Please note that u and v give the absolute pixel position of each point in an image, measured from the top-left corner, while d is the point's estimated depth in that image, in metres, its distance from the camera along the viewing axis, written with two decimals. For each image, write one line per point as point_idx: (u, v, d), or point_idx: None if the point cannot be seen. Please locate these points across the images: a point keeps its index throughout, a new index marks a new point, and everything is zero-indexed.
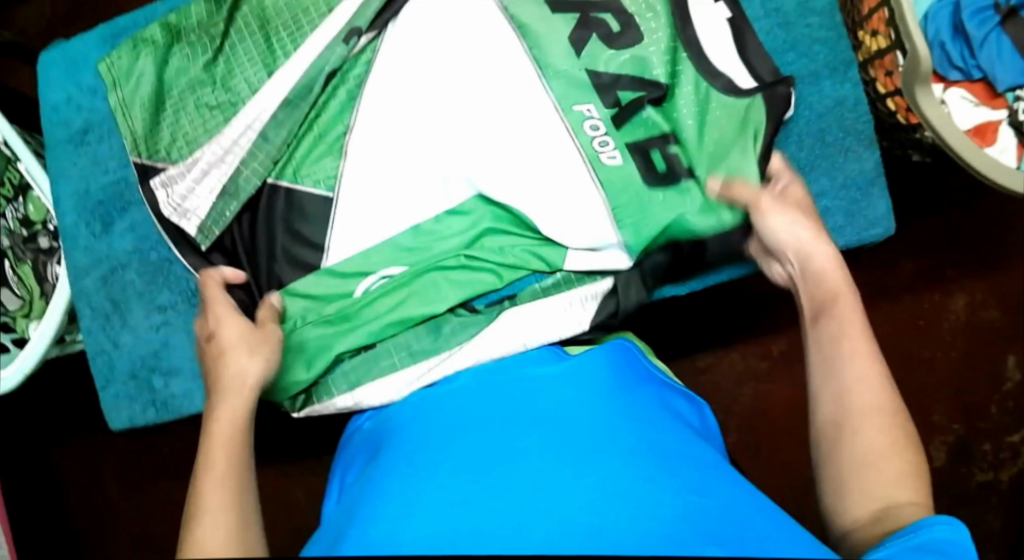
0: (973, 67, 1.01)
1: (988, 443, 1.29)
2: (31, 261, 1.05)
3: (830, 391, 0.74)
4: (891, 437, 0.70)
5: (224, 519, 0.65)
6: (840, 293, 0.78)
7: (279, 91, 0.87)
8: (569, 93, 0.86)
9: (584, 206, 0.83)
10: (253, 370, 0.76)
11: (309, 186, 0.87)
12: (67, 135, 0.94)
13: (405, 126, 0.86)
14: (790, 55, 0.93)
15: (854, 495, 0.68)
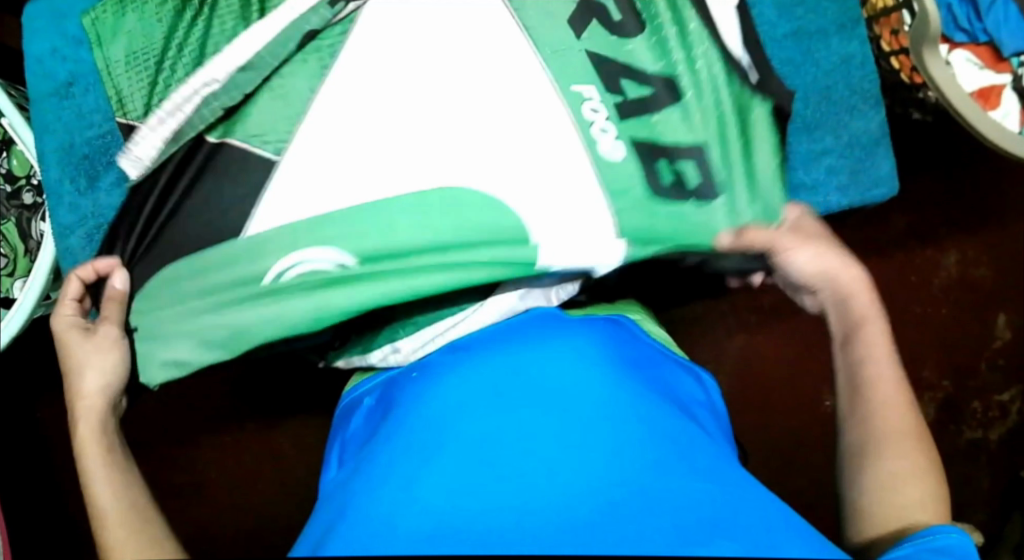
0: (979, 30, 0.99)
1: (977, 400, 1.31)
2: (14, 217, 1.02)
3: (858, 413, 0.79)
4: (914, 459, 0.75)
5: (120, 525, 0.73)
6: (869, 313, 0.83)
7: (247, 49, 0.81)
8: (569, 72, 0.81)
9: (575, 194, 0.79)
10: (92, 375, 0.81)
11: (256, 146, 0.81)
12: (52, 89, 0.90)
13: (375, 89, 0.80)
14: (799, 9, 0.90)
15: (876, 512, 0.73)
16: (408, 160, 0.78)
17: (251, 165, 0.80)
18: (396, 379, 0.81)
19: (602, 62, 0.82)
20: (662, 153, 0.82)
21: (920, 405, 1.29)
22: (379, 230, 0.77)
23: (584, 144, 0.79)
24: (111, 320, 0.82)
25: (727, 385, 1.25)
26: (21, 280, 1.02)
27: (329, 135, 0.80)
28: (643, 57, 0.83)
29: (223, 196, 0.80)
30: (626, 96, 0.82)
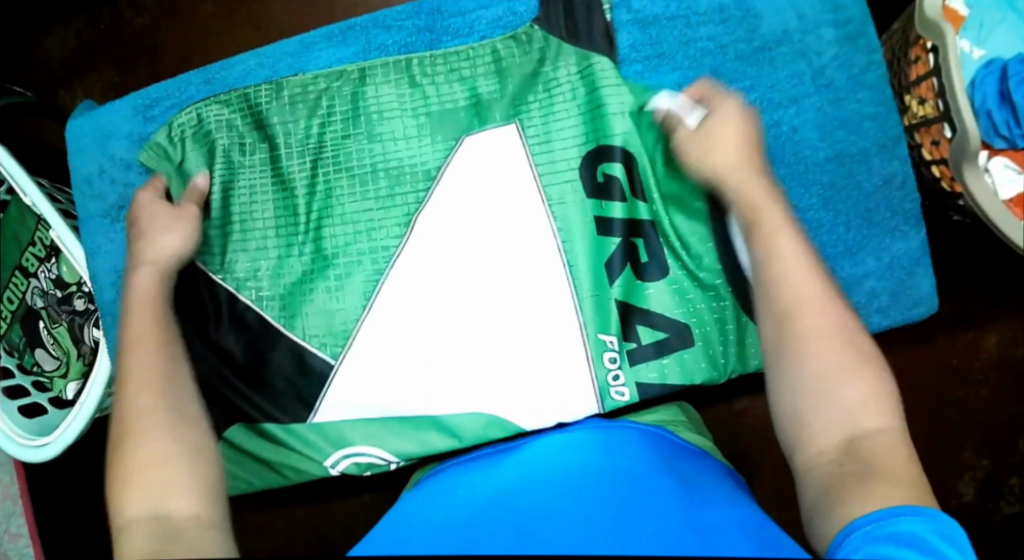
0: (1017, 136, 0.97)
1: (1016, 477, 1.28)
2: (66, 323, 1.05)
3: (774, 308, 0.75)
4: (843, 354, 0.72)
5: (158, 420, 0.72)
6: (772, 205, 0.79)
7: (314, 237, 0.90)
8: (598, 320, 0.88)
9: (561, 390, 0.87)
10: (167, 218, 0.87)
11: (315, 347, 0.89)
12: (102, 210, 0.93)
13: (426, 298, 0.88)
14: (841, 133, 0.91)
15: (818, 427, 0.70)
16: (444, 357, 0.88)
17: (308, 367, 0.89)
18: (421, 492, 0.80)
19: (629, 305, 0.89)
20: (658, 389, 0.89)
21: (958, 484, 1.28)
22: (417, 436, 0.88)
23: (597, 379, 0.88)
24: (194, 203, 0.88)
25: (769, 470, 1.21)
26: (75, 383, 1.04)
27: (387, 342, 0.88)
28: (662, 301, 0.89)
29: (264, 378, 0.90)
30: (641, 341, 0.89)
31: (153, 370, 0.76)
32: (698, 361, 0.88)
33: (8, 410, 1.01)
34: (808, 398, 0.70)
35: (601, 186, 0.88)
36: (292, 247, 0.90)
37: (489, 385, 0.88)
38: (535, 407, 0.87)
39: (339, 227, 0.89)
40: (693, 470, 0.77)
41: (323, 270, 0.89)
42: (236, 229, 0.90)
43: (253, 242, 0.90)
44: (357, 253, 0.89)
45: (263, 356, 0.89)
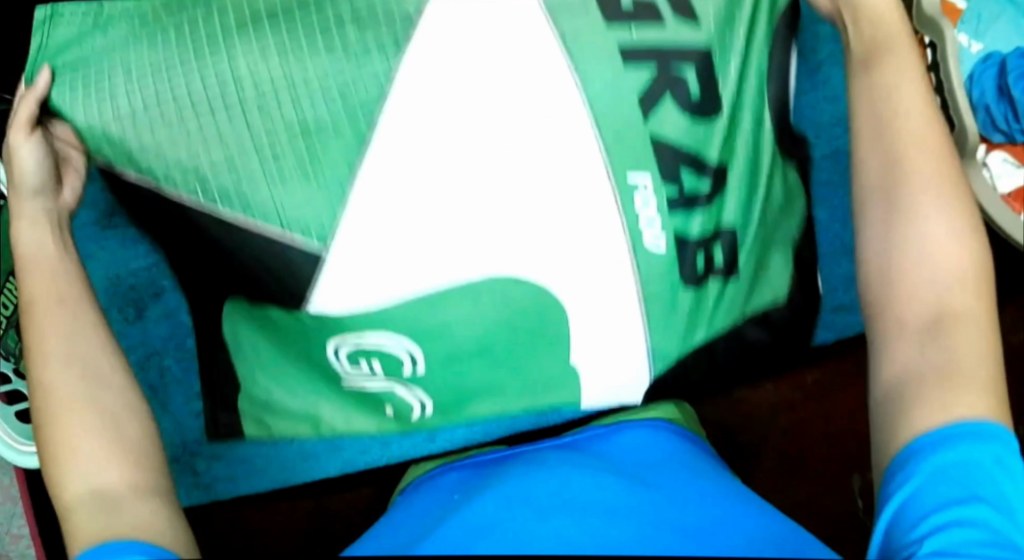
0: (1017, 131, 0.98)
1: None
2: None
3: (880, 154, 0.71)
4: (966, 230, 0.66)
5: (72, 388, 0.68)
6: (912, 82, 0.73)
7: (265, 106, 0.77)
8: (630, 158, 0.79)
9: (609, 279, 0.80)
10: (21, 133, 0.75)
11: (298, 236, 0.78)
12: (91, 218, 0.95)
13: (416, 167, 0.76)
14: None
15: (905, 288, 0.66)
16: (450, 232, 0.77)
17: (293, 256, 0.78)
18: (428, 480, 0.83)
19: (665, 145, 0.80)
20: (698, 241, 0.82)
21: None
22: (437, 317, 0.80)
23: (628, 230, 0.80)
24: (61, 124, 0.78)
25: (769, 459, 1.19)
26: None
27: (380, 219, 0.77)
28: (704, 141, 0.81)
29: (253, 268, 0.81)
30: (682, 187, 0.81)
31: (66, 322, 0.71)
32: (730, 202, 0.84)
33: (7, 416, 1.01)
34: (901, 249, 0.67)
35: (623, 13, 0.78)
36: (241, 127, 0.77)
37: (515, 257, 0.79)
38: (574, 289, 0.80)
39: (298, 110, 0.77)
40: (689, 456, 0.79)
41: (284, 151, 0.77)
42: (161, 116, 0.77)
43: (189, 126, 0.77)
44: (319, 125, 0.77)
45: (242, 229, 0.79)
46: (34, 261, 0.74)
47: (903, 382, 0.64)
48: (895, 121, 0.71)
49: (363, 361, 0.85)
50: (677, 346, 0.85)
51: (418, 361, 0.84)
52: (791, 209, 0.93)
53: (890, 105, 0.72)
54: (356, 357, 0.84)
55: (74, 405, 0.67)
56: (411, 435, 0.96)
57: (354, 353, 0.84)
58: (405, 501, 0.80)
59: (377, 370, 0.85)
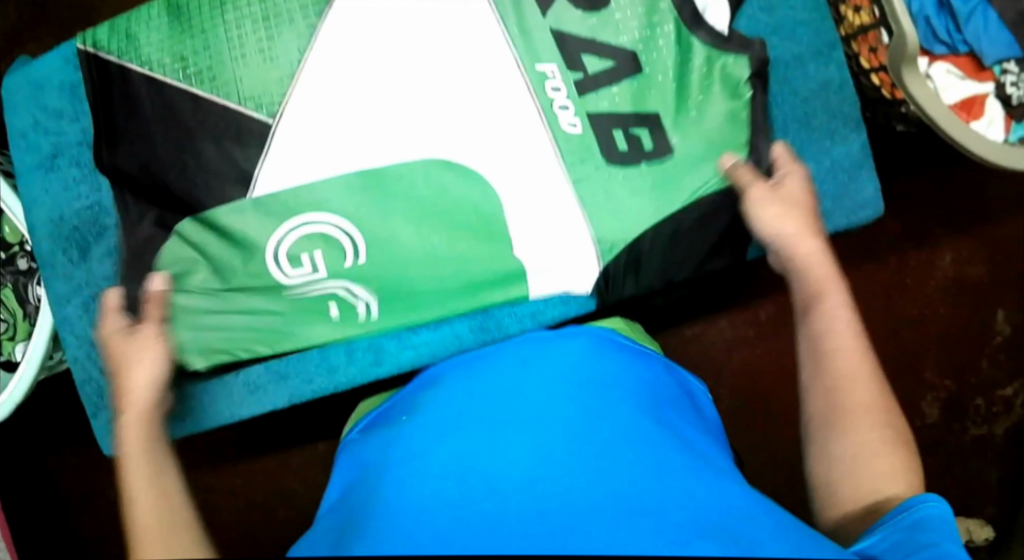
0: (959, 41, 0.98)
1: (981, 398, 1.33)
2: (11, 284, 1.03)
3: (818, 387, 0.79)
4: (898, 478, 0.73)
5: (151, 507, 0.69)
6: (846, 337, 0.79)
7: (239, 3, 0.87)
8: (535, 50, 0.88)
9: (537, 164, 0.88)
10: (147, 377, 0.79)
11: (252, 110, 0.86)
12: (36, 160, 0.90)
13: (354, 76, 0.87)
14: (774, 39, 0.92)
15: (846, 491, 0.74)
16: (384, 128, 0.87)
17: (246, 130, 0.86)
18: (388, 411, 0.88)
19: (568, 38, 0.89)
20: (615, 121, 0.88)
21: (924, 404, 1.32)
22: (374, 209, 0.87)
23: (544, 112, 0.88)
24: (152, 325, 0.82)
25: (727, 396, 1.27)
26: (23, 344, 1.02)
27: (319, 112, 0.86)
28: (604, 32, 0.89)
29: (204, 155, 0.86)
30: (588, 72, 0.89)
31: (143, 443, 0.74)
32: (648, 89, 0.89)
33: None
34: (839, 469, 0.75)
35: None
36: (217, 18, 0.87)
37: (440, 144, 0.87)
38: (506, 173, 0.87)
39: (263, 4, 0.87)
40: (637, 376, 0.84)
41: (252, 35, 0.87)
42: (161, 14, 0.88)
43: (173, 21, 0.88)
44: (284, 12, 0.87)
45: (202, 106, 0.86)
46: (132, 402, 0.77)
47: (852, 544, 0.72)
48: (835, 391, 0.78)
49: (303, 257, 0.87)
50: (623, 229, 0.88)
51: (359, 251, 0.87)
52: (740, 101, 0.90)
53: (832, 374, 0.78)
54: (295, 254, 0.87)
55: (155, 526, 0.67)
56: (359, 356, 0.92)
57: (296, 250, 0.87)
58: (361, 446, 0.85)
59: (320, 266, 0.88)
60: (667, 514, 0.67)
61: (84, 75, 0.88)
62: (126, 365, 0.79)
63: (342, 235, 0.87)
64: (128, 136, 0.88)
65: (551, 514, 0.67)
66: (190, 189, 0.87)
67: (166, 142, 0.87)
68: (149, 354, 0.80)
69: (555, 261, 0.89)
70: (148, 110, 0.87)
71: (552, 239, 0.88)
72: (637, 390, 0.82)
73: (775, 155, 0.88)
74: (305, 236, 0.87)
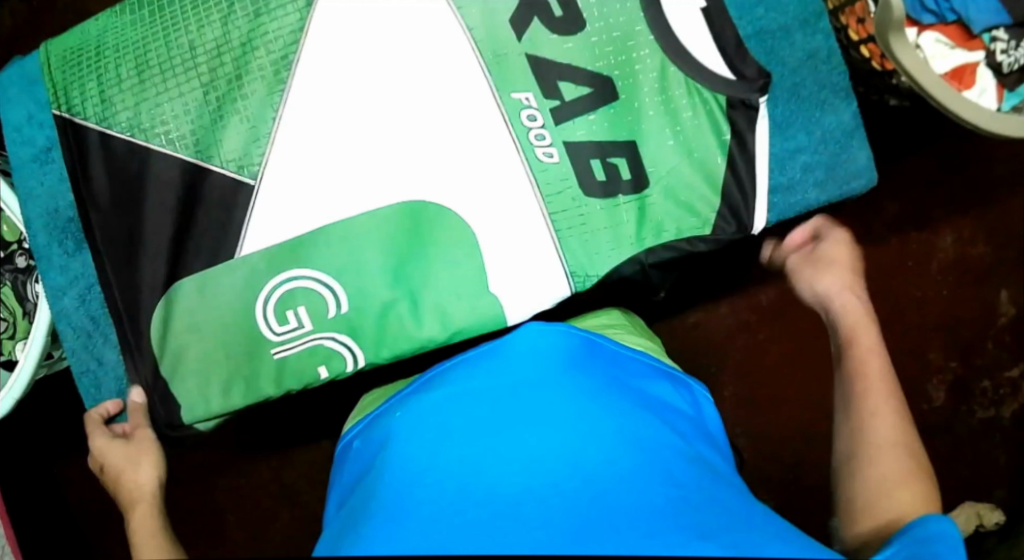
0: (946, 10, 0.98)
1: (987, 379, 1.30)
2: (10, 282, 1.03)
3: (848, 427, 0.81)
4: (910, 490, 0.75)
5: None
6: (876, 387, 0.82)
7: (210, 66, 0.86)
8: (511, 78, 0.86)
9: (512, 198, 0.86)
10: (147, 480, 0.87)
11: (233, 172, 0.86)
12: (32, 154, 0.90)
13: (334, 117, 0.85)
14: (759, 10, 0.90)
15: (865, 514, 0.75)
16: (366, 168, 0.85)
17: (233, 194, 0.86)
18: (377, 421, 0.84)
19: (543, 61, 0.86)
20: (594, 150, 0.87)
21: (929, 387, 1.30)
22: (351, 247, 0.85)
23: (521, 144, 0.86)
24: (143, 425, 0.88)
25: (730, 384, 1.25)
26: (23, 341, 1.02)
27: (303, 156, 0.85)
28: (581, 57, 0.87)
29: (193, 223, 0.86)
30: (564, 99, 0.86)
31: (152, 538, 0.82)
32: (625, 117, 0.87)
33: None
34: (860, 493, 0.76)
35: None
36: (193, 81, 0.86)
37: (420, 166, 0.86)
38: (480, 206, 0.86)
39: (235, 61, 0.86)
40: (641, 388, 0.82)
41: (229, 94, 0.86)
42: (131, 72, 0.87)
43: (148, 83, 0.86)
44: (255, 70, 0.86)
45: (187, 172, 0.86)
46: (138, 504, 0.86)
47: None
48: (862, 432, 0.80)
49: (288, 313, 0.85)
50: (599, 262, 0.87)
51: (341, 299, 0.85)
52: (721, 134, 0.87)
53: (862, 416, 0.81)
54: (282, 310, 0.85)
55: None
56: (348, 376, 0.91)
57: (280, 308, 0.85)
58: (360, 457, 0.82)
59: (306, 320, 0.86)
60: (668, 521, 0.66)
61: (62, 143, 0.88)
62: (126, 472, 0.87)
63: (329, 288, 0.85)
64: (114, 205, 0.87)
65: (560, 526, 0.65)
66: (176, 255, 0.86)
67: (148, 211, 0.86)
68: (149, 457, 0.88)
69: (536, 297, 0.87)
70: (135, 181, 0.86)
71: (529, 271, 0.87)
72: (637, 399, 0.80)
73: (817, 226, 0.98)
74: (289, 291, 0.85)
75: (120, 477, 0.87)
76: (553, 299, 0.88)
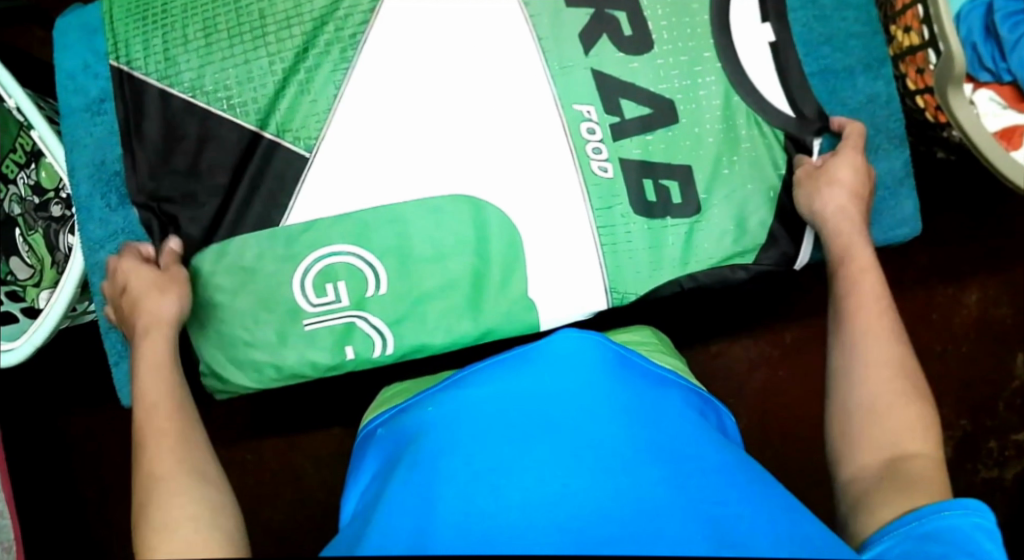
0: (1003, 70, 0.99)
1: (994, 440, 1.31)
2: (42, 230, 1.03)
3: (840, 349, 0.80)
4: (909, 419, 0.74)
5: (173, 450, 0.73)
6: (870, 304, 0.80)
7: (276, 36, 0.86)
8: (574, 90, 0.86)
9: (561, 208, 0.86)
10: (169, 309, 0.82)
11: (288, 141, 0.86)
12: (83, 104, 0.89)
13: (395, 100, 0.85)
14: (825, 49, 0.90)
15: (863, 447, 0.75)
16: (421, 156, 0.85)
17: (286, 165, 0.86)
18: (403, 413, 0.85)
19: (607, 79, 0.86)
20: (649, 170, 0.87)
21: None
22: (397, 232, 0.85)
23: (577, 155, 0.86)
24: (178, 265, 0.84)
25: (744, 417, 1.24)
26: (47, 291, 1.02)
27: (360, 135, 0.85)
28: (645, 77, 0.87)
29: (242, 190, 0.86)
30: (624, 117, 0.86)
31: (162, 377, 0.78)
32: (682, 142, 0.87)
33: None
34: (855, 423, 0.76)
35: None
36: (258, 48, 0.86)
37: (473, 164, 0.86)
38: (528, 209, 0.86)
39: (302, 34, 0.86)
40: (671, 400, 0.82)
41: (293, 66, 0.86)
42: (199, 35, 0.86)
43: (212, 46, 0.86)
44: (323, 44, 0.86)
45: (240, 139, 0.86)
46: (152, 327, 0.81)
47: (860, 510, 0.71)
48: (854, 358, 0.78)
49: (328, 285, 0.85)
50: (640, 281, 0.87)
51: (381, 281, 0.86)
52: (778, 166, 0.88)
53: (853, 335, 0.79)
54: (321, 283, 0.85)
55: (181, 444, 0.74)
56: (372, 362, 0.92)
57: (320, 280, 0.85)
58: (386, 446, 0.82)
59: (343, 296, 0.86)
60: (703, 534, 0.66)
61: (117, 95, 0.87)
62: (149, 297, 0.81)
63: (369, 266, 0.85)
64: (165, 164, 0.86)
65: (589, 535, 0.65)
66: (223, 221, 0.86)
67: (201, 173, 0.86)
68: (176, 289, 0.83)
69: (572, 306, 0.88)
70: (192, 144, 0.86)
71: (570, 282, 0.87)
72: (667, 410, 0.80)
73: (843, 129, 0.87)
74: (330, 266, 0.85)
75: (140, 303, 0.81)
76: (588, 311, 0.88)
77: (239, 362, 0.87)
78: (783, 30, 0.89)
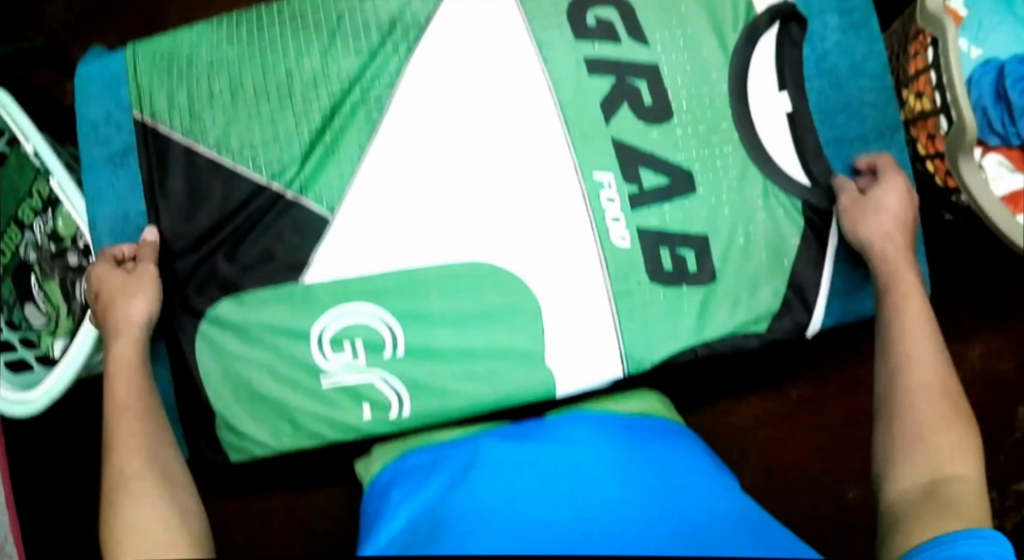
0: (1013, 134, 1.00)
1: (995, 491, 1.32)
2: (58, 278, 1.03)
3: (889, 368, 0.80)
4: (953, 444, 0.75)
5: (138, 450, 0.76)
6: (920, 327, 0.81)
7: (301, 98, 0.87)
8: (594, 157, 0.87)
9: (578, 275, 0.87)
10: (139, 309, 0.83)
11: (310, 201, 0.86)
12: (106, 154, 0.88)
13: (417, 162, 0.87)
14: (840, 117, 0.92)
15: (907, 468, 0.75)
16: (442, 219, 0.86)
17: (308, 225, 0.86)
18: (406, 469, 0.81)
19: (627, 146, 0.88)
20: (665, 240, 0.88)
21: None
22: (417, 295, 0.86)
23: (596, 224, 0.87)
24: (147, 261, 0.85)
25: (751, 471, 1.25)
26: (62, 340, 1.02)
27: (382, 196, 0.86)
28: (664, 146, 0.88)
29: (263, 249, 0.87)
30: (643, 185, 0.88)
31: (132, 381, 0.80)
32: (698, 211, 0.88)
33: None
34: (900, 445, 0.76)
35: (590, 30, 0.88)
36: (283, 109, 0.87)
37: (493, 228, 0.87)
38: (547, 274, 0.87)
39: (328, 96, 0.87)
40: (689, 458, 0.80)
41: (317, 127, 0.87)
42: (224, 93, 0.87)
43: (237, 105, 0.87)
44: (348, 106, 0.87)
45: (263, 199, 0.87)
46: (122, 330, 0.82)
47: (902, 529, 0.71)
48: (899, 371, 0.79)
49: (345, 343, 0.86)
50: (658, 350, 0.88)
51: (398, 342, 0.86)
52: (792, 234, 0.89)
53: (903, 359, 0.80)
54: (339, 338, 0.86)
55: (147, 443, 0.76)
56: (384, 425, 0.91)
57: (337, 338, 0.86)
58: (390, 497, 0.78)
59: (360, 354, 0.86)
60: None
61: (141, 151, 0.88)
62: (120, 299, 0.83)
63: (387, 326, 0.86)
64: (187, 220, 0.87)
65: None
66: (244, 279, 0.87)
67: (223, 231, 0.87)
68: (146, 288, 0.84)
69: (590, 374, 0.88)
70: (215, 203, 0.87)
71: (587, 349, 0.87)
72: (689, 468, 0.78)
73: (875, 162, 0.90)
74: (347, 325, 0.86)
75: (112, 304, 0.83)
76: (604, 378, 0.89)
77: (258, 418, 0.87)
78: (800, 100, 0.91)
